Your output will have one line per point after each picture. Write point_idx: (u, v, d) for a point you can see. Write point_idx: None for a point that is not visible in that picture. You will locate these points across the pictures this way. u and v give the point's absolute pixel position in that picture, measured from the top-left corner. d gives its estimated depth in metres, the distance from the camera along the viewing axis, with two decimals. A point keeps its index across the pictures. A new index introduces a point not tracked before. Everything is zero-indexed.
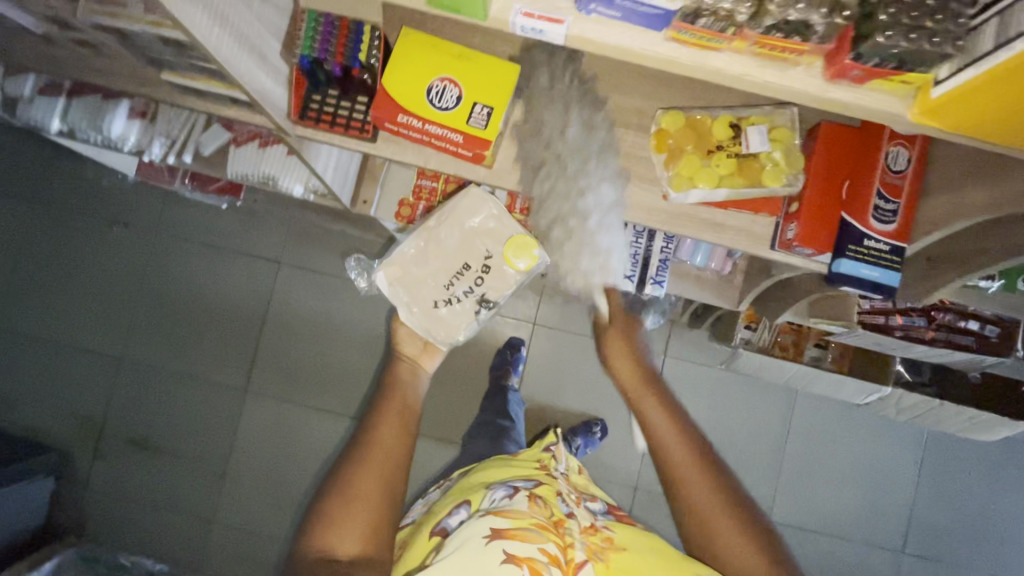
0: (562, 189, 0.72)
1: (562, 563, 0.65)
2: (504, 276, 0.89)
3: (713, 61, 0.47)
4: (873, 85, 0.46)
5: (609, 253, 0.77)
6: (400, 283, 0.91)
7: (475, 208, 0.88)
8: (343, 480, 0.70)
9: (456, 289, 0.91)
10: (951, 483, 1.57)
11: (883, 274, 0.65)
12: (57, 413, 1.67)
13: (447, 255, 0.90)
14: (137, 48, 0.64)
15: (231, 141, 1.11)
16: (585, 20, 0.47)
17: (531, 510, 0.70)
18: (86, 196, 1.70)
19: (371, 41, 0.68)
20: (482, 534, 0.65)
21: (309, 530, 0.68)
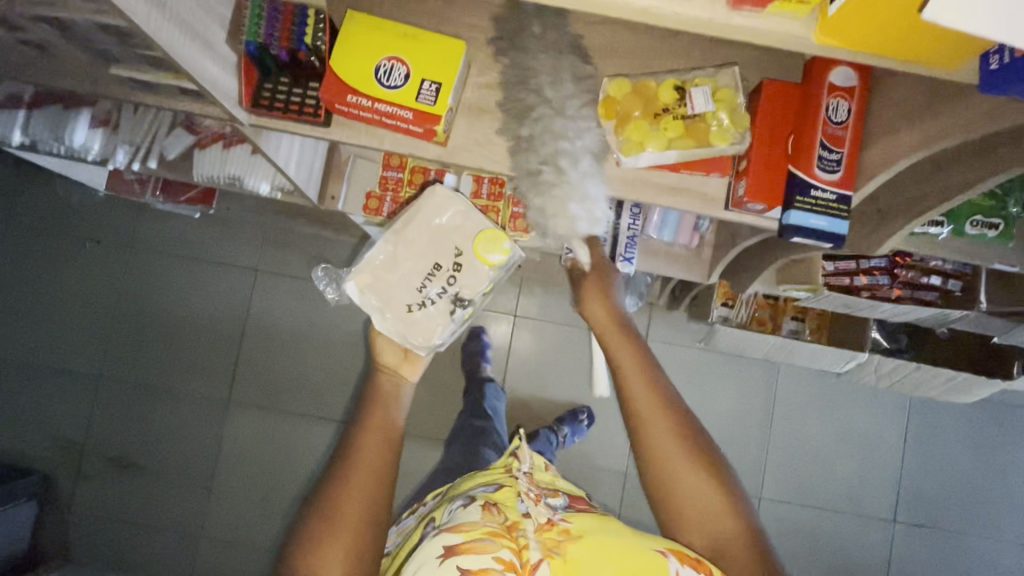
0: (557, 128, 0.70)
1: (518, 569, 0.59)
2: (480, 273, 0.84)
3: None
4: (773, 8, 0.45)
5: (596, 205, 0.74)
6: (368, 288, 0.83)
7: (444, 204, 0.83)
8: (325, 500, 0.66)
9: (429, 290, 0.83)
10: (937, 448, 1.59)
11: (830, 223, 0.67)
12: (36, 436, 1.65)
13: (417, 256, 0.84)
14: (82, 41, 0.65)
15: (196, 143, 1.12)
16: None
17: (485, 517, 0.64)
18: (58, 214, 1.68)
19: (316, 24, 0.69)
20: (435, 554, 0.60)
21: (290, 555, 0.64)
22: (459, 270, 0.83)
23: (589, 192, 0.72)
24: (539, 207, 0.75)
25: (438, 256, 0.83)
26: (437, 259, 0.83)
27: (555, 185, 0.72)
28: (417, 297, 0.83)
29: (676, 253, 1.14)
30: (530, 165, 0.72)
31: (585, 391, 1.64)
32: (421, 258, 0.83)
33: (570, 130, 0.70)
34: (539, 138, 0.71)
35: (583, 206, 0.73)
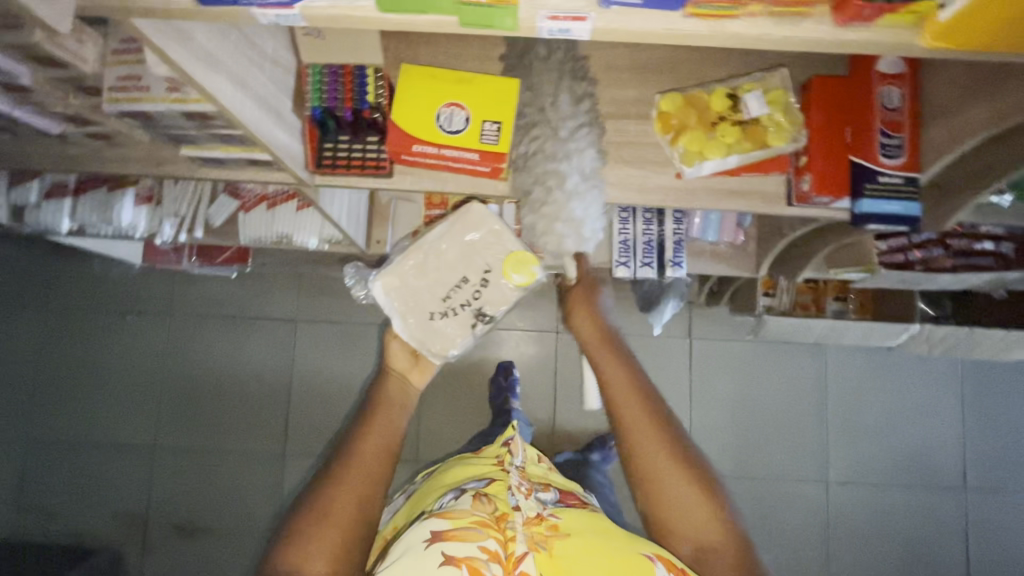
0: (547, 148, 0.67)
1: (501, 561, 0.59)
2: (504, 294, 0.81)
3: (731, 28, 0.43)
4: (885, 21, 0.41)
5: (583, 223, 0.70)
6: (395, 294, 0.81)
7: (482, 223, 0.80)
8: (315, 501, 0.64)
9: (456, 302, 0.81)
10: (995, 409, 1.58)
11: (905, 207, 0.68)
12: (98, 514, 1.65)
13: (444, 268, 0.81)
14: (158, 128, 0.68)
15: (240, 207, 1.14)
16: (607, 13, 0.42)
17: (474, 506, 0.65)
18: (96, 292, 1.71)
19: (377, 83, 0.72)
20: (423, 538, 0.60)
21: (277, 546, 0.62)
22: (484, 287, 0.81)
23: (575, 215, 0.69)
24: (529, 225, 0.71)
25: (466, 271, 0.81)
26: (465, 274, 0.81)
27: (544, 205, 0.69)
28: (441, 305, 0.81)
29: (721, 251, 1.15)
30: (524, 185, 0.70)
31: None
32: (450, 271, 0.81)
33: (564, 151, 0.67)
34: (532, 157, 0.68)
35: (569, 226, 0.69)
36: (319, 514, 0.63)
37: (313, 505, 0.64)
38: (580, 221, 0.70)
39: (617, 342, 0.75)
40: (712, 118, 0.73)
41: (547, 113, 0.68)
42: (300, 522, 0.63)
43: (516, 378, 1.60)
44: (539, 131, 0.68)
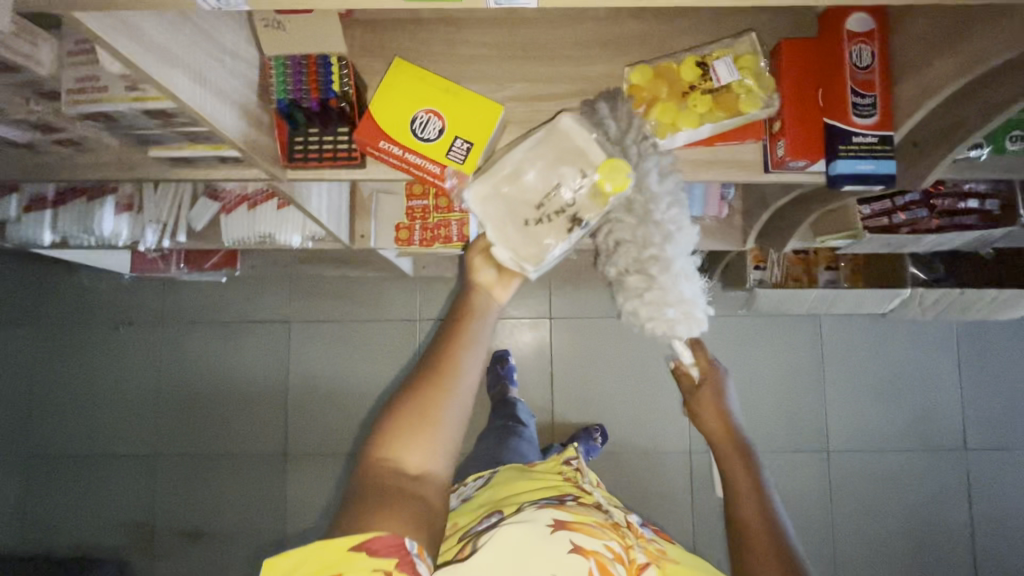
0: (637, 234, 0.63)
1: (626, 562, 0.63)
2: (603, 205, 0.65)
3: None
4: None
5: (694, 304, 0.65)
6: (485, 202, 0.67)
7: (578, 136, 0.66)
8: (411, 397, 0.55)
9: (551, 212, 0.66)
10: (992, 369, 1.58)
11: (880, 165, 0.67)
12: (106, 525, 1.66)
13: (536, 173, 0.66)
14: (123, 129, 0.67)
15: (221, 210, 1.14)
16: None
17: (588, 511, 0.69)
18: (88, 304, 1.71)
19: (341, 72, 0.71)
20: (546, 522, 0.64)
21: (371, 435, 0.55)
22: (580, 194, 0.65)
23: (685, 296, 0.64)
24: (631, 315, 0.65)
25: (559, 179, 0.65)
26: (558, 183, 0.65)
27: (648, 291, 0.63)
28: (534, 214, 0.66)
29: (708, 225, 1.14)
30: (617, 274, 0.66)
31: (634, 379, 1.64)
32: (542, 179, 0.66)
33: (665, 232, 0.63)
34: (619, 242, 0.65)
35: (683, 310, 0.64)
36: (416, 411, 0.54)
37: (407, 401, 0.55)
38: (694, 302, 0.65)
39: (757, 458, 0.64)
40: (683, 87, 0.72)
41: (635, 202, 0.64)
42: (397, 413, 0.54)
43: (512, 365, 1.61)
44: (618, 223, 0.64)
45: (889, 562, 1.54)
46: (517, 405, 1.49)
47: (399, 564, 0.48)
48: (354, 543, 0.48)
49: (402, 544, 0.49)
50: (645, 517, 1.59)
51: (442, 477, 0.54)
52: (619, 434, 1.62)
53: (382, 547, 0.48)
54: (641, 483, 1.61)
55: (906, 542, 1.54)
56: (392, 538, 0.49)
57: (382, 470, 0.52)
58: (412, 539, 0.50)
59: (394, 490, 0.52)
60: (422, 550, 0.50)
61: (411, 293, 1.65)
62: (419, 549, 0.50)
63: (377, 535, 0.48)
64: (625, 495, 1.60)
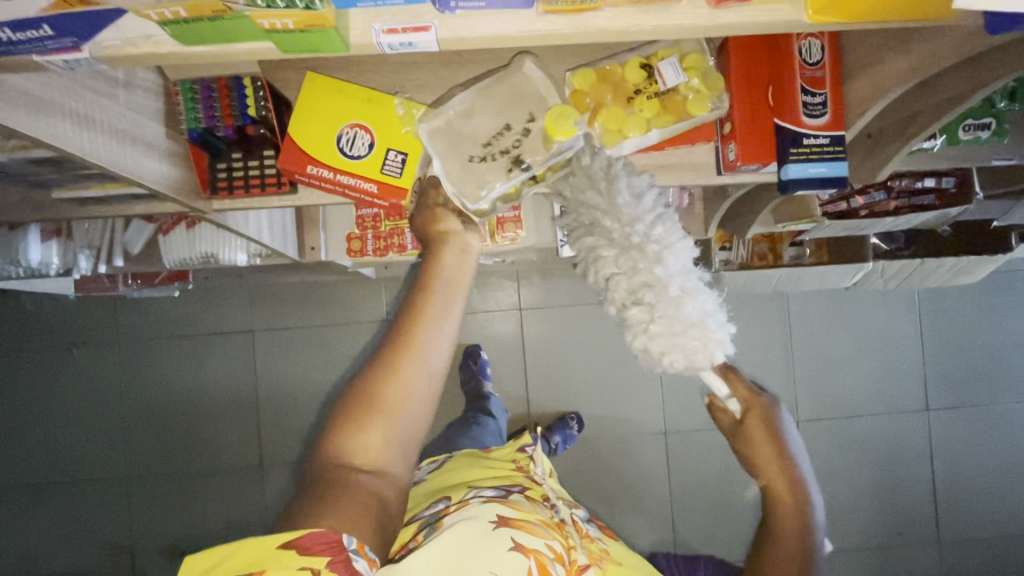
0: (624, 265, 0.57)
1: (565, 562, 0.60)
2: (549, 151, 0.63)
3: (594, 22, 0.37)
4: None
5: (706, 323, 0.57)
6: (432, 134, 0.64)
7: (539, 81, 0.64)
8: (369, 384, 0.52)
9: (499, 148, 0.64)
10: (953, 330, 1.62)
11: (830, 168, 0.65)
12: (81, 549, 1.63)
13: (490, 108, 0.64)
14: (16, 176, 0.61)
15: (158, 231, 1.07)
16: (453, 19, 0.37)
17: (534, 507, 0.67)
18: (34, 328, 1.62)
19: (256, 93, 0.65)
20: (489, 519, 0.62)
21: (328, 429, 0.53)
22: (528, 137, 0.63)
23: (692, 317, 0.56)
24: (642, 350, 0.59)
25: (510, 120, 0.64)
26: (509, 124, 0.64)
27: (651, 325, 0.57)
28: (480, 150, 0.64)
29: None
30: (617, 308, 0.59)
31: (607, 365, 1.64)
32: (494, 116, 0.64)
33: (651, 255, 0.56)
34: (611, 279, 0.58)
35: (697, 334, 0.57)
36: (372, 401, 0.52)
37: (366, 388, 0.52)
38: (706, 322, 0.57)
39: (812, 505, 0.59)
40: (628, 91, 0.67)
41: (619, 233, 0.57)
42: (355, 401, 0.52)
43: (485, 360, 1.60)
44: (607, 262, 0.58)
45: (858, 521, 1.61)
46: (491, 399, 1.47)
47: (331, 562, 0.45)
48: (283, 541, 0.46)
49: (337, 539, 0.46)
50: (625, 498, 1.63)
51: (402, 463, 0.53)
52: (595, 420, 1.63)
53: (313, 545, 0.46)
54: (620, 465, 1.63)
55: (873, 500, 1.61)
56: (324, 535, 0.46)
57: (340, 462, 0.51)
58: (349, 534, 0.47)
59: (349, 484, 0.50)
60: (361, 546, 0.48)
61: (376, 295, 1.61)
62: (357, 545, 0.47)
63: (307, 532, 0.46)
64: (604, 478, 1.63)
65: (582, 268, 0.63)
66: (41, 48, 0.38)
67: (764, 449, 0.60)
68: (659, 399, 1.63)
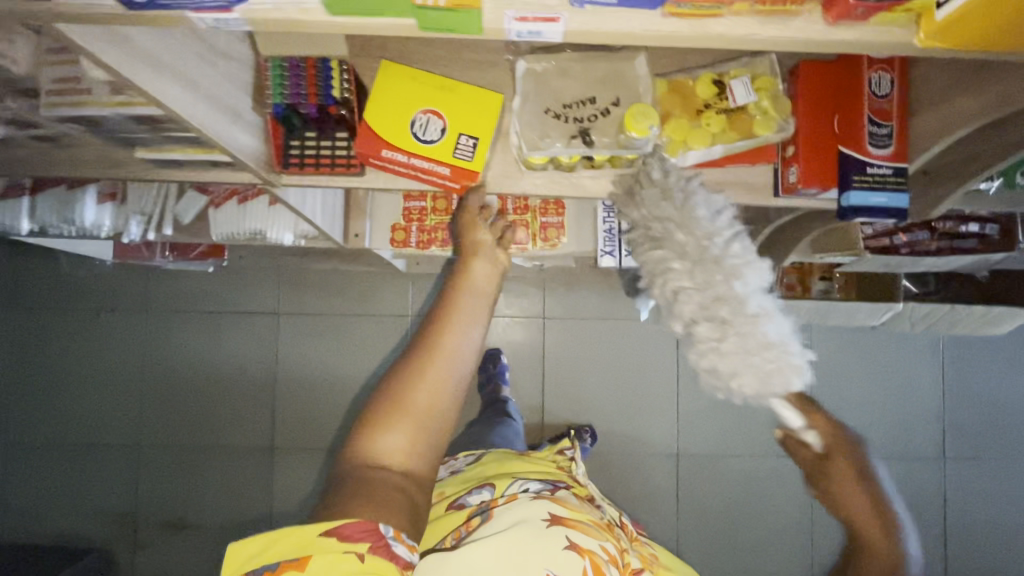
0: (699, 278, 0.55)
1: (619, 565, 0.61)
2: (617, 142, 0.65)
3: (715, 27, 0.39)
4: (879, 18, 0.38)
5: (787, 345, 0.54)
6: (525, 74, 0.66)
7: (641, 80, 0.66)
8: (396, 386, 0.56)
9: (573, 116, 0.65)
10: (974, 381, 1.61)
11: (891, 198, 0.66)
12: (87, 514, 1.63)
13: (588, 80, 0.66)
14: (108, 131, 0.63)
15: (210, 204, 1.09)
16: (580, 14, 0.38)
17: (581, 506, 0.68)
18: (66, 290, 1.65)
19: (341, 76, 0.67)
20: (542, 517, 0.63)
21: (359, 427, 0.56)
22: (607, 120, 0.65)
23: (771, 339, 0.54)
24: (709, 371, 0.55)
25: (601, 98, 0.65)
26: (598, 101, 0.65)
27: (723, 343, 0.54)
28: (559, 109, 0.66)
29: None
30: (683, 326, 0.56)
31: (625, 381, 1.64)
32: (587, 88, 0.66)
33: (728, 269, 0.55)
34: (680, 292, 0.56)
35: (774, 358, 0.53)
36: (396, 402, 0.55)
37: (394, 392, 0.55)
38: (786, 344, 0.54)
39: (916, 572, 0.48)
40: (697, 106, 0.69)
41: (692, 247, 0.56)
42: (383, 407, 0.55)
43: (504, 364, 1.60)
44: (677, 276, 0.56)
45: None
46: (507, 403, 1.48)
47: (373, 547, 0.47)
48: (325, 529, 0.48)
49: (376, 528, 0.48)
50: (631, 517, 1.61)
51: (423, 468, 0.55)
52: (608, 435, 1.63)
53: (355, 532, 0.48)
54: (629, 484, 1.62)
55: None
56: (363, 524, 0.48)
57: (368, 464, 0.53)
58: (387, 523, 0.50)
59: (377, 478, 0.52)
60: (400, 532, 0.50)
61: (403, 290, 1.62)
62: (395, 532, 0.50)
63: (347, 521, 0.48)
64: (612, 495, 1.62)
65: (646, 283, 0.61)
66: (196, 6, 0.39)
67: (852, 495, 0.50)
68: (674, 420, 1.63)
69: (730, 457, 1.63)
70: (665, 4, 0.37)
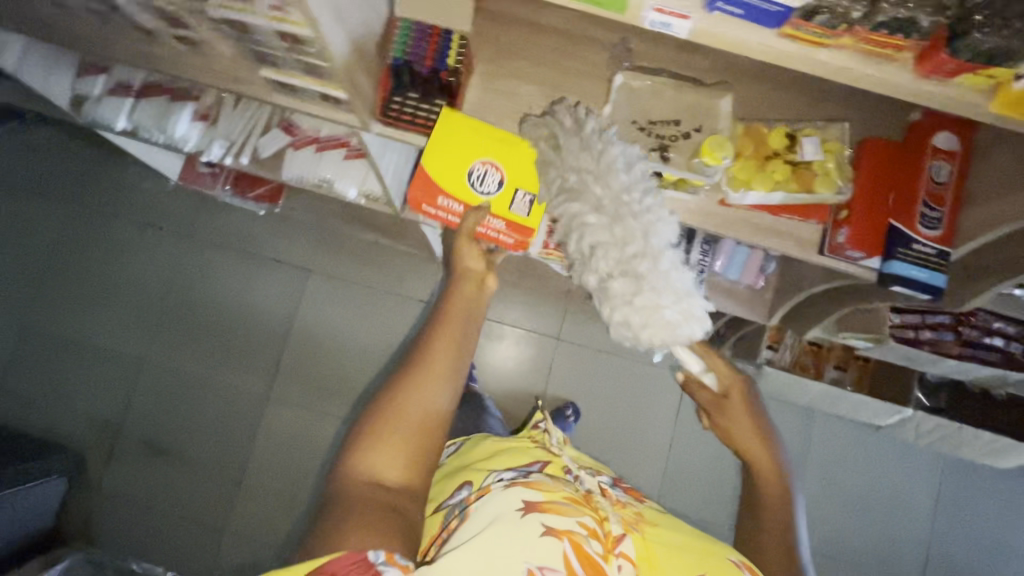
0: (617, 232, 0.61)
1: (601, 538, 0.63)
2: (691, 166, 0.71)
3: (822, 54, 0.53)
4: (961, 78, 0.52)
5: (693, 299, 0.64)
6: (621, 86, 0.73)
7: (724, 117, 0.72)
8: (389, 400, 0.60)
9: (655, 132, 0.71)
10: (967, 513, 1.59)
11: (929, 275, 0.71)
12: (74, 414, 1.65)
13: (675, 105, 0.73)
14: (248, 42, 0.71)
15: (289, 144, 1.17)
16: (712, 17, 0.51)
17: (557, 485, 0.69)
18: (123, 198, 1.74)
19: (458, 50, 0.74)
20: (516, 506, 0.64)
21: (346, 451, 0.60)
22: (685, 143, 0.71)
23: (680, 290, 0.63)
24: (623, 324, 0.62)
25: (685, 123, 0.72)
26: (681, 124, 0.72)
27: (637, 296, 0.61)
28: (645, 123, 0.72)
29: (740, 292, 1.18)
30: (599, 280, 0.63)
31: (621, 420, 1.65)
32: (673, 111, 0.72)
33: (644, 224, 0.62)
34: (597, 245, 0.62)
35: (685, 310, 0.63)
36: (391, 412, 0.59)
37: (387, 408, 0.60)
38: (692, 298, 0.64)
39: (789, 485, 0.73)
40: (766, 152, 0.75)
41: (608, 200, 0.62)
42: (375, 422, 0.59)
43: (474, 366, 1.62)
44: (593, 229, 0.61)
45: None
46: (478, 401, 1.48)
47: None
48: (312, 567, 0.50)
49: (363, 559, 0.51)
50: None
51: (416, 478, 0.59)
52: None
53: (340, 568, 0.50)
54: None
55: None
56: (349, 557, 0.51)
57: (361, 479, 0.58)
58: (376, 550, 0.52)
59: (368, 498, 0.56)
60: (391, 556, 0.53)
61: (431, 277, 1.68)
62: (385, 557, 0.52)
63: (336, 556, 0.51)
64: None
65: (561, 235, 0.66)
66: None
67: (738, 418, 0.74)
68: (659, 473, 1.62)
69: (706, 523, 1.60)
70: (786, 26, 0.50)
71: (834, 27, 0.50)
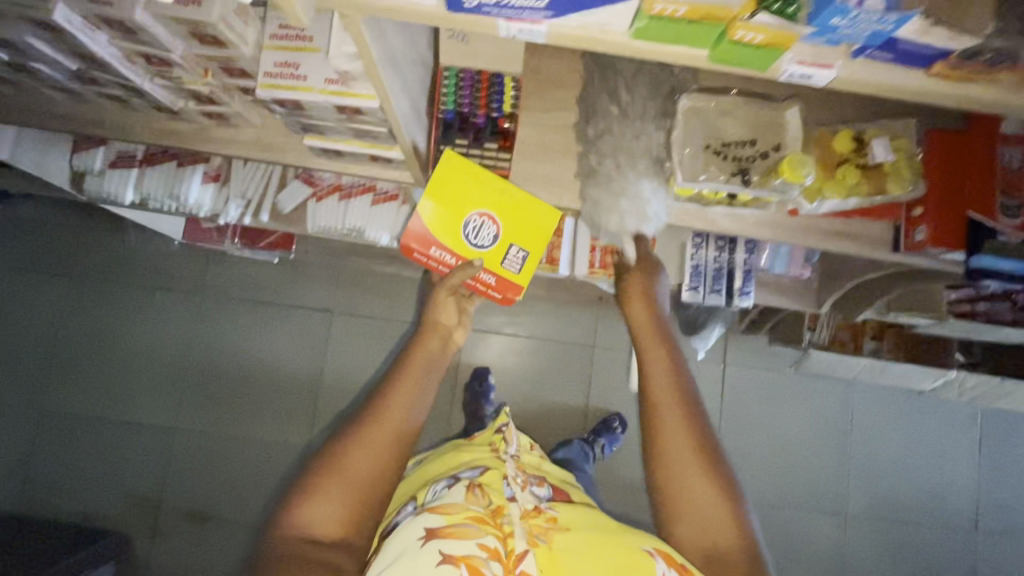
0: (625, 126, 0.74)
1: (501, 559, 0.54)
2: (769, 184, 0.68)
3: (969, 89, 0.51)
4: None
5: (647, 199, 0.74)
6: (687, 110, 0.71)
7: (795, 127, 0.70)
8: (333, 450, 0.57)
9: (731, 154, 0.70)
10: (1010, 458, 1.63)
11: (1017, 263, 0.72)
12: (109, 493, 1.59)
13: (742, 122, 0.71)
14: (296, 114, 0.66)
15: (311, 196, 1.12)
16: (853, 64, 0.50)
17: (468, 499, 0.59)
18: (124, 263, 1.66)
19: (512, 91, 0.72)
20: (416, 535, 0.54)
21: (282, 503, 0.56)
22: (760, 162, 0.69)
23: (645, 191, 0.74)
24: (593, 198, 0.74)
25: (758, 141, 0.70)
26: (754, 143, 0.70)
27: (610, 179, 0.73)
28: (717, 145, 0.70)
29: (785, 284, 1.17)
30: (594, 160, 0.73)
31: None
32: (743, 130, 0.71)
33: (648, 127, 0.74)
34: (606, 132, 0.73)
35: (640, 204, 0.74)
36: (336, 468, 0.56)
37: (330, 462, 0.56)
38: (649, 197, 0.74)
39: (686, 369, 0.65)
40: (836, 157, 0.74)
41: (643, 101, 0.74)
42: (316, 475, 0.56)
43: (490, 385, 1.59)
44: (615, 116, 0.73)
45: None
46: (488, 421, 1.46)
47: None
48: None
49: None
50: None
51: (356, 539, 0.55)
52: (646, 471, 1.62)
53: None
54: None
55: None
56: None
57: (290, 536, 0.53)
58: None
59: (298, 558, 0.52)
60: None
61: None
62: None
63: None
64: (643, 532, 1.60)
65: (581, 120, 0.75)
66: (514, 14, 0.46)
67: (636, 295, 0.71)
68: None
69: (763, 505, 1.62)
70: (937, 65, 0.49)
71: (991, 63, 0.48)
